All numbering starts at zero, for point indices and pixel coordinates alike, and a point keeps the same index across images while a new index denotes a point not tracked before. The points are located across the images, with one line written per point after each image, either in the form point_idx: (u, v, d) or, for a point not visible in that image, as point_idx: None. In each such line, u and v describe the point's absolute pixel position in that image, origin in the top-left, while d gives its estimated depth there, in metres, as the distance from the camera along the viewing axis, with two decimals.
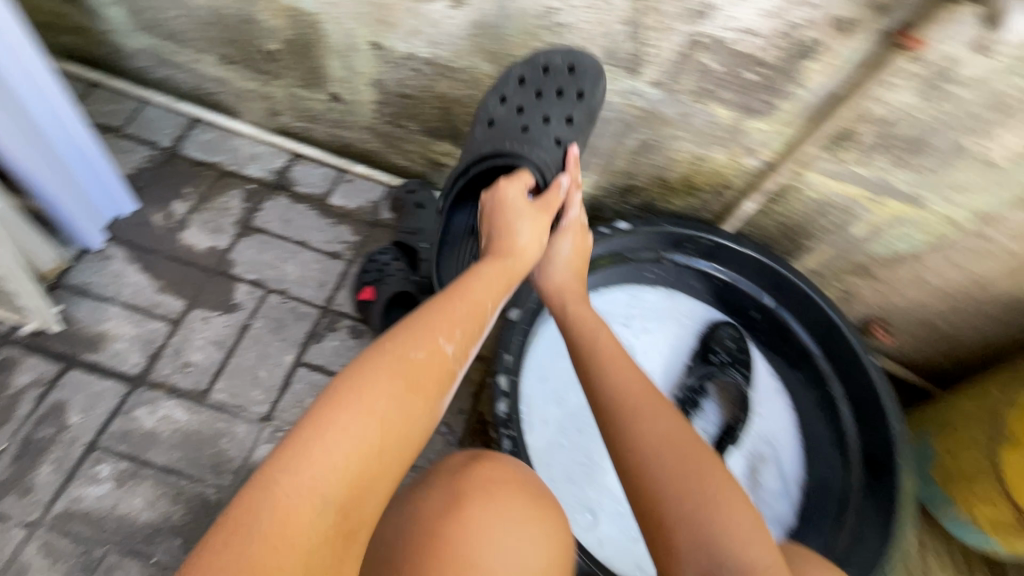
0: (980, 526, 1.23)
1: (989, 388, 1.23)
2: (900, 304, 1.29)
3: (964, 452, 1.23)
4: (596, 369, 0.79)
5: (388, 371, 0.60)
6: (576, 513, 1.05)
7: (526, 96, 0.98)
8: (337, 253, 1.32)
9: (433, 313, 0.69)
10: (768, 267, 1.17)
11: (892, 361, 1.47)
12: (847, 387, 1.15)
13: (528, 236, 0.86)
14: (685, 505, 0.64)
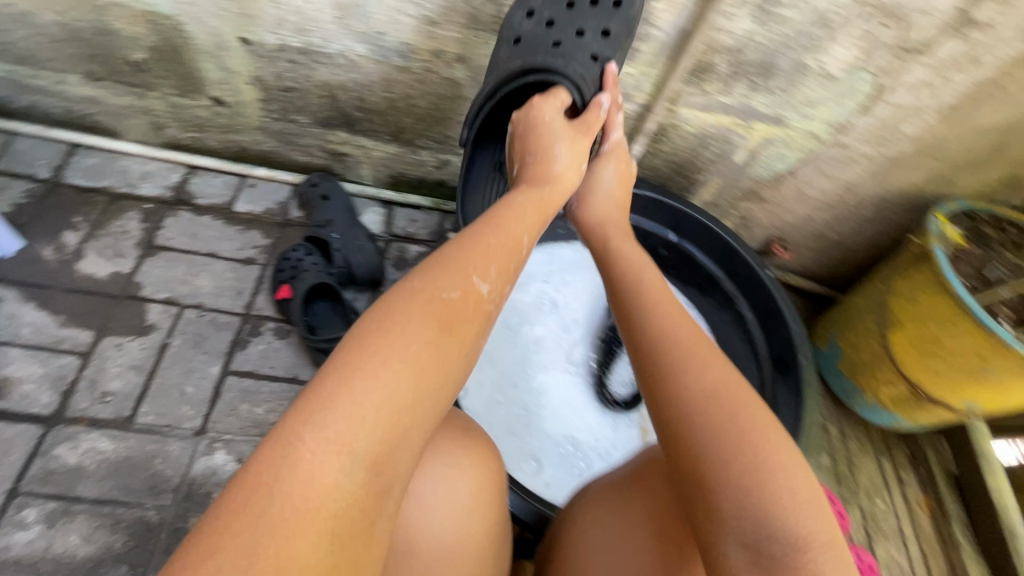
0: (885, 406, 1.37)
1: (873, 281, 1.35)
2: (792, 221, 1.41)
3: (862, 342, 1.36)
4: (637, 304, 0.72)
5: (422, 318, 0.58)
6: (522, 463, 1.09)
7: (557, 10, 0.95)
8: (251, 258, 1.30)
9: (454, 256, 0.66)
10: (665, 204, 1.25)
11: (799, 275, 1.60)
12: (750, 301, 1.25)
13: (565, 161, 0.87)
14: (736, 472, 0.57)
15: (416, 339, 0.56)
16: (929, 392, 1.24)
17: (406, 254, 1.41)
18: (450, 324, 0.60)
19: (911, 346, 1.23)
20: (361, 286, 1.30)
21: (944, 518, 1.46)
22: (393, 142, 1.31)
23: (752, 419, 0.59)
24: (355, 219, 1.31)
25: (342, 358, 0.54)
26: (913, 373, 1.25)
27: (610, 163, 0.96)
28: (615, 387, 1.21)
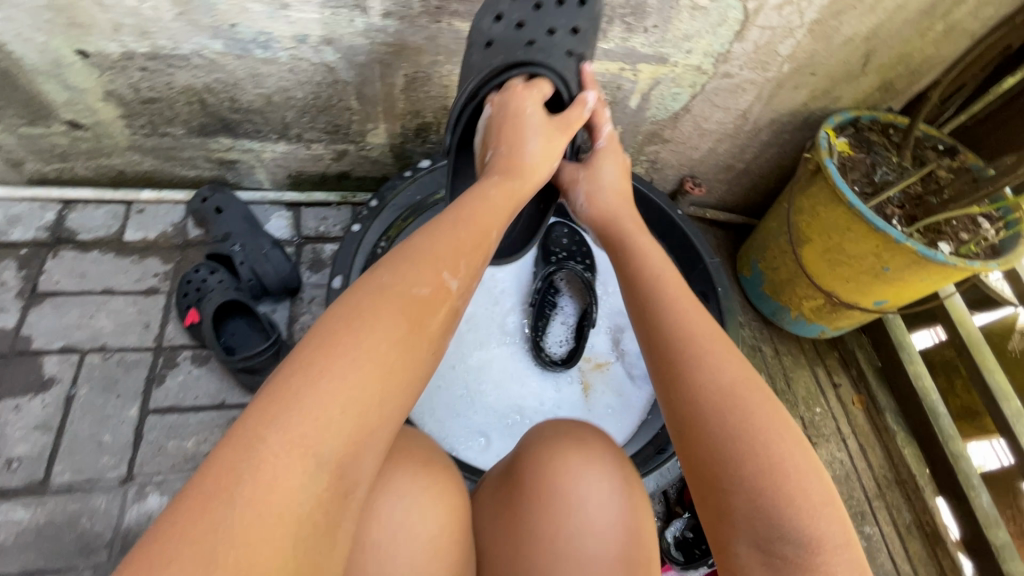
0: (809, 318, 1.44)
1: (782, 202, 1.40)
2: (697, 156, 1.46)
3: (782, 262, 1.41)
4: (656, 303, 0.73)
5: (386, 322, 0.58)
6: (469, 442, 1.10)
7: (524, 8, 0.93)
8: (152, 288, 1.22)
9: (426, 256, 0.65)
10: None
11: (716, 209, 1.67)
12: (668, 242, 1.27)
13: (538, 154, 0.87)
14: (755, 473, 0.59)
15: (385, 345, 0.56)
16: (843, 298, 1.32)
17: (322, 254, 1.35)
18: (415, 327, 0.59)
19: (821, 258, 1.29)
20: (279, 296, 1.25)
21: (877, 411, 1.58)
22: (281, 140, 1.24)
23: (762, 418, 0.62)
24: (258, 227, 1.24)
25: (308, 361, 0.54)
26: (827, 283, 1.31)
27: (609, 158, 0.99)
28: (551, 348, 1.23)
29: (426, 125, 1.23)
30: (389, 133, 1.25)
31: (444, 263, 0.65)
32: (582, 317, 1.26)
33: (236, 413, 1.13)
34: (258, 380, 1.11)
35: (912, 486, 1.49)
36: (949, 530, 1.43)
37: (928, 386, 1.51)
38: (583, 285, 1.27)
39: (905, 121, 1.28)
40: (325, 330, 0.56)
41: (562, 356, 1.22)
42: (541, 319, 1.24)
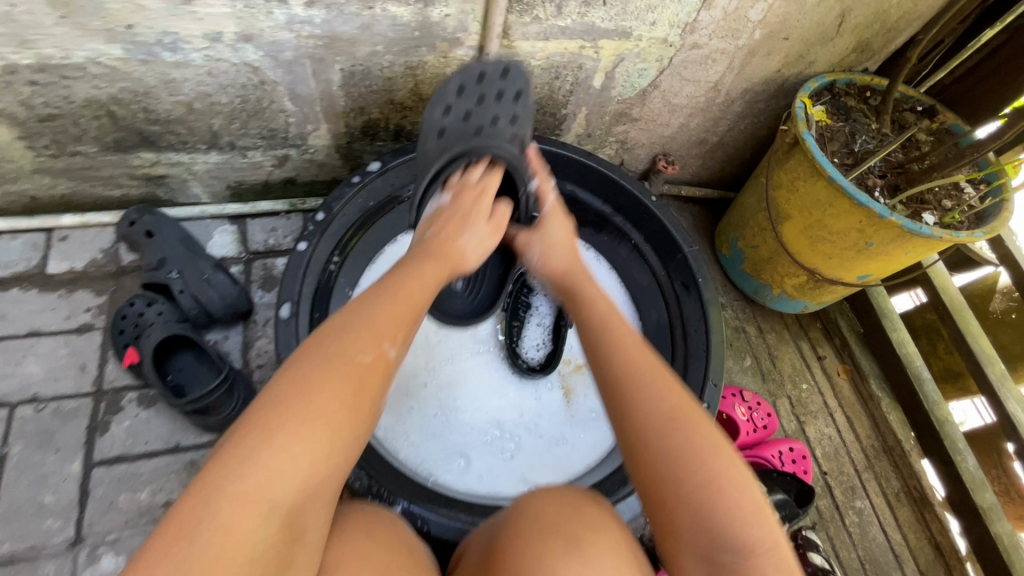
0: (791, 294, 1.40)
1: (759, 178, 1.34)
2: (669, 133, 1.38)
3: (762, 240, 1.36)
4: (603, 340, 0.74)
5: (334, 377, 0.59)
6: (447, 466, 1.02)
7: (467, 98, 0.92)
8: (85, 325, 1.11)
9: (380, 312, 0.66)
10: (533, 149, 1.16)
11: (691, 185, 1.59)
12: (642, 230, 1.20)
13: (475, 240, 0.87)
14: (690, 490, 0.62)
15: (334, 401, 0.58)
16: (827, 274, 1.27)
17: (274, 270, 1.24)
18: (365, 384, 0.61)
19: (802, 236, 1.24)
20: (228, 322, 1.14)
21: (862, 379, 1.56)
22: (213, 150, 1.11)
23: (697, 437, 0.64)
24: (197, 248, 1.13)
25: (265, 418, 0.56)
26: (809, 260, 1.27)
27: (557, 223, 0.95)
28: (528, 353, 1.16)
29: (373, 123, 1.12)
30: (333, 134, 1.13)
31: (392, 325, 0.66)
32: (558, 317, 1.19)
33: (193, 455, 1.04)
34: (212, 421, 1.02)
35: (899, 453, 1.48)
36: (937, 493, 1.44)
37: (910, 351, 1.52)
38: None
39: (884, 83, 1.20)
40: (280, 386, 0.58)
41: (540, 361, 1.15)
42: (515, 322, 1.17)
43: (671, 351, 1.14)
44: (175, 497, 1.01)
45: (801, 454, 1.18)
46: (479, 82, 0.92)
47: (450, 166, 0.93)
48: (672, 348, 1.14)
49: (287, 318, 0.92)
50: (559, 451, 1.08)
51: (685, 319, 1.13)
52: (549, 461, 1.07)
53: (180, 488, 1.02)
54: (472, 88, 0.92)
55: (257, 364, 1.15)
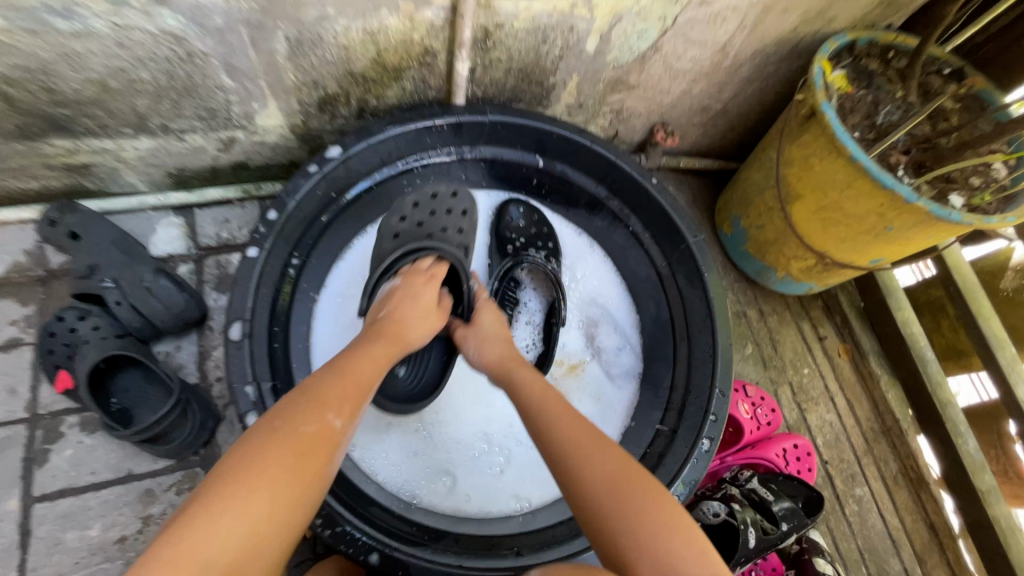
0: (797, 277, 1.30)
1: (767, 151, 1.21)
2: (669, 101, 1.23)
3: (767, 220, 1.25)
4: (533, 405, 0.76)
5: (277, 452, 0.58)
6: (430, 487, 0.93)
7: (422, 207, 0.95)
8: (11, 341, 0.97)
9: (328, 383, 0.65)
10: (518, 125, 1.02)
11: (691, 155, 1.46)
12: (641, 216, 1.08)
13: (419, 325, 0.81)
14: (643, 546, 0.62)
15: (278, 478, 0.56)
16: (837, 258, 1.17)
17: (230, 268, 1.11)
18: (310, 457, 0.59)
19: (815, 218, 1.13)
20: (179, 332, 1.01)
21: (863, 358, 1.50)
22: (142, 133, 0.95)
23: (643, 492, 0.66)
24: (134, 250, 0.97)
25: (209, 500, 0.54)
26: (820, 244, 1.16)
27: (493, 321, 0.91)
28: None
29: (331, 99, 0.95)
30: (285, 113, 0.97)
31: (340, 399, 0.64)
32: (550, 315, 1.09)
33: (148, 484, 0.94)
34: (166, 450, 0.91)
35: (897, 434, 1.44)
36: (933, 472, 1.42)
37: (915, 331, 1.45)
38: (547, 276, 1.09)
39: (915, 42, 1.06)
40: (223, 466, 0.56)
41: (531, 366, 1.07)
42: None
43: (672, 350, 1.04)
44: (130, 531, 0.91)
45: (807, 449, 1.12)
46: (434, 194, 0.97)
47: (399, 260, 0.89)
48: (673, 348, 1.04)
49: (237, 341, 0.79)
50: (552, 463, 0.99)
51: (688, 317, 1.02)
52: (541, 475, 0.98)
53: (136, 521, 0.92)
54: (429, 195, 0.96)
55: (216, 377, 1.03)
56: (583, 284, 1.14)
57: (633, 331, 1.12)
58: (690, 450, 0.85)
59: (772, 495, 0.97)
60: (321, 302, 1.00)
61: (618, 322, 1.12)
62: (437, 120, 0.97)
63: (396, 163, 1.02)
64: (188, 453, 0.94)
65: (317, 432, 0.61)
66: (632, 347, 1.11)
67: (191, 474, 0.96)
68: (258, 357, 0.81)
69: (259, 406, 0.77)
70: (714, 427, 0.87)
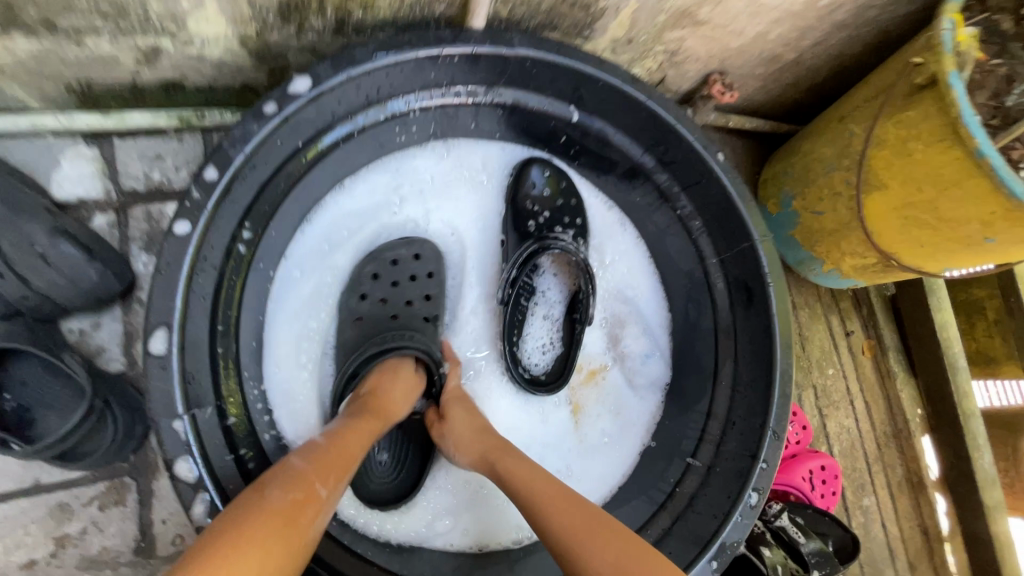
0: (845, 274, 1.12)
1: (847, 122, 0.98)
2: (736, 45, 0.97)
3: (825, 207, 1.04)
4: (530, 501, 0.61)
5: (265, 520, 0.49)
6: (423, 524, 0.81)
7: (381, 283, 0.84)
8: None
9: (317, 450, 0.58)
10: (555, 65, 0.76)
11: (739, 113, 1.21)
12: (693, 198, 0.86)
13: (400, 396, 0.73)
14: None
15: (265, 548, 0.47)
16: (904, 262, 0.99)
17: (162, 222, 0.86)
18: (299, 524, 0.50)
19: (893, 215, 0.93)
20: (94, 307, 0.79)
21: (885, 354, 1.37)
22: (15, 29, 0.64)
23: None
24: (18, 199, 0.70)
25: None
26: (889, 244, 0.97)
27: (463, 424, 0.74)
28: (531, 360, 0.91)
29: (297, 5, 0.67)
30: (231, 18, 0.68)
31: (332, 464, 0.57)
32: (571, 309, 0.91)
33: (61, 497, 0.76)
34: (82, 464, 0.71)
35: (905, 437, 1.36)
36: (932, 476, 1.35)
37: (950, 335, 1.32)
38: (574, 262, 0.89)
39: None
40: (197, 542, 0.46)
41: (547, 371, 0.90)
42: (517, 322, 0.89)
43: (710, 366, 0.86)
44: (41, 554, 0.75)
45: (837, 474, 0.99)
46: (395, 261, 0.84)
47: (357, 365, 0.76)
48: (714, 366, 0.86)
49: (159, 357, 0.57)
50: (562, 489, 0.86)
51: (738, 331, 0.84)
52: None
53: (47, 542, 0.75)
54: (392, 266, 0.84)
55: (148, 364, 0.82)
56: (610, 274, 0.94)
57: (664, 331, 0.94)
58: (734, 507, 0.71)
59: (803, 537, 0.86)
60: (281, 272, 0.78)
61: (647, 321, 0.94)
62: (448, 48, 0.70)
63: (386, 101, 0.76)
64: (114, 462, 0.75)
65: (309, 496, 0.53)
66: (662, 353, 0.93)
67: (117, 485, 0.78)
68: (191, 375, 0.60)
69: (194, 448, 0.57)
70: (764, 476, 0.73)
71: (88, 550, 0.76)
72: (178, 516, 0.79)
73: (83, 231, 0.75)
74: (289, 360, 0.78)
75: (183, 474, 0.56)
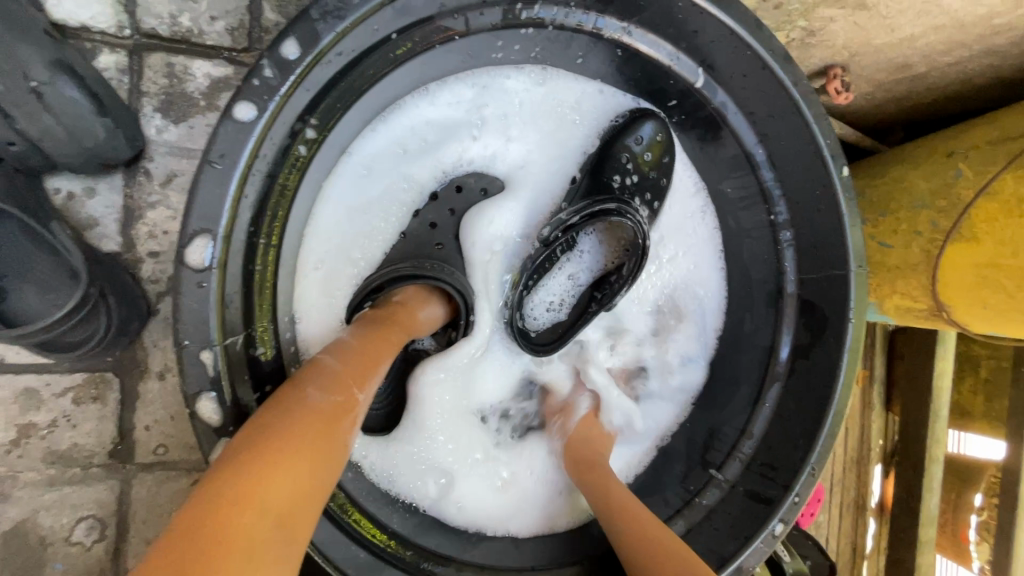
0: (882, 311, 0.96)
1: (958, 149, 0.83)
2: (881, 44, 0.85)
3: (901, 235, 0.87)
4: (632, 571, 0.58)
5: (294, 428, 0.44)
6: (422, 487, 0.75)
7: (438, 206, 0.72)
8: None
9: (345, 352, 0.52)
10: (707, 16, 0.63)
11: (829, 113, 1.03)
12: (795, 207, 0.75)
13: (429, 312, 0.64)
14: None
15: (295, 436, 0.43)
16: (958, 322, 0.85)
17: (185, 82, 0.69)
18: (330, 431, 0.46)
19: (972, 271, 0.78)
20: (92, 171, 0.65)
21: (872, 387, 1.30)
22: None
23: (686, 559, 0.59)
24: (11, 9, 0.54)
25: (220, 497, 0.39)
26: (950, 298, 0.83)
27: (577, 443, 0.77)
28: (532, 310, 0.81)
29: None
30: None
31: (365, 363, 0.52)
32: (597, 287, 0.81)
33: (29, 381, 0.67)
34: (66, 356, 0.62)
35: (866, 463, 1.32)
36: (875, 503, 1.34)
37: (943, 386, 1.19)
38: (628, 242, 0.78)
39: None
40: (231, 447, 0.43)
41: (543, 331, 0.81)
42: (545, 268, 0.77)
43: (755, 386, 0.81)
44: (2, 439, 0.67)
45: (819, 497, 1.01)
46: (459, 190, 0.74)
47: (390, 283, 0.65)
48: (756, 388, 0.81)
49: (197, 270, 0.48)
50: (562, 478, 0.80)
51: (797, 358, 0.78)
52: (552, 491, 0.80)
53: (10, 429, 0.67)
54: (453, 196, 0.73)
55: (148, 252, 0.70)
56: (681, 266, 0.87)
57: (713, 338, 0.88)
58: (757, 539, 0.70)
59: (787, 555, 0.89)
60: (340, 170, 0.66)
61: (703, 324, 0.87)
62: None
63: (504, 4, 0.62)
64: (98, 357, 0.66)
65: (339, 402, 0.48)
66: (707, 358, 0.88)
67: (98, 380, 0.68)
68: (220, 298, 0.50)
69: (221, 385, 0.51)
70: (791, 509, 0.71)
71: (57, 444, 0.68)
72: (164, 426, 0.70)
73: (90, 71, 0.60)
74: (326, 279, 0.67)
75: (205, 415, 0.50)
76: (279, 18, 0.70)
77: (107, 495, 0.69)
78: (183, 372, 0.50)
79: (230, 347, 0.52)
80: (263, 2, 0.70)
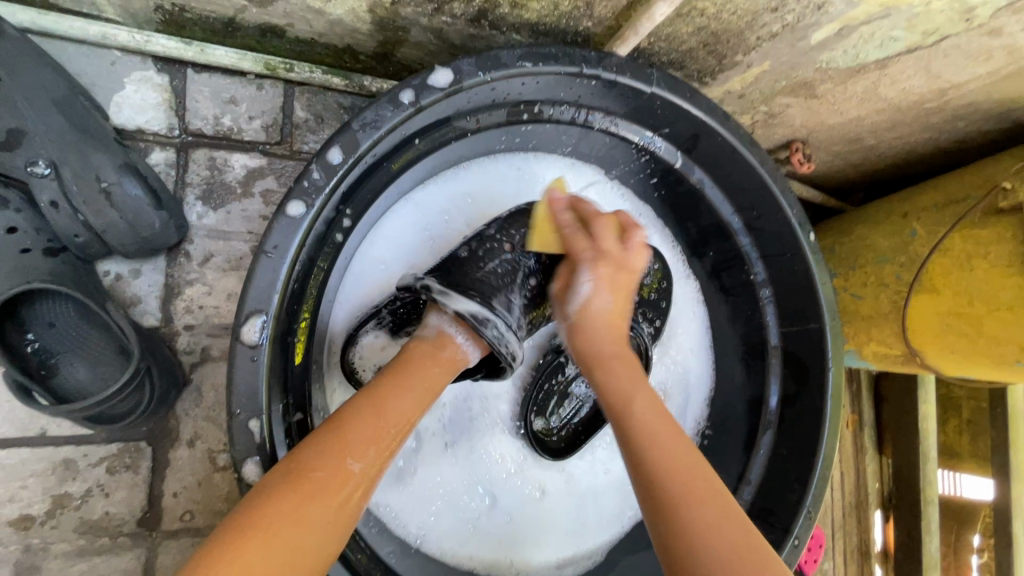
0: (862, 357, 1.03)
1: (910, 211, 0.93)
2: (835, 125, 0.96)
3: (871, 286, 0.95)
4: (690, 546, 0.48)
5: (276, 504, 0.45)
6: (471, 501, 0.79)
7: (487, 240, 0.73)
8: None
9: (359, 415, 0.51)
10: (681, 112, 0.74)
11: (796, 179, 1.15)
12: (771, 268, 0.83)
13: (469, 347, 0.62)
14: (683, 503, 0.50)
15: (277, 514, 0.45)
16: (930, 366, 0.92)
17: (225, 172, 0.78)
18: (317, 507, 0.46)
19: (935, 318, 0.87)
20: (141, 255, 0.72)
21: (863, 430, 1.32)
22: None
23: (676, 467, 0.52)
24: (88, 123, 0.64)
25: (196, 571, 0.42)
26: (920, 342, 0.90)
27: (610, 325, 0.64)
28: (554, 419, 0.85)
29: None
30: None
31: (366, 434, 0.50)
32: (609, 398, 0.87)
33: (68, 451, 0.70)
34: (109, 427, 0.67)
35: (866, 509, 1.30)
36: (878, 549, 1.32)
37: (930, 427, 1.24)
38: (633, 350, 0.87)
39: None
40: (233, 508, 0.46)
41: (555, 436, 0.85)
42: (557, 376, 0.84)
43: (750, 434, 0.87)
44: (38, 511, 0.70)
45: (819, 543, 1.04)
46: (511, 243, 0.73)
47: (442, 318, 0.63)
48: (750, 434, 0.87)
49: (251, 347, 0.55)
50: (568, 531, 0.83)
51: (785, 406, 0.84)
52: (581, 536, 0.84)
53: (45, 501, 0.70)
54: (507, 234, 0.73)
55: (184, 325, 0.75)
56: (683, 347, 0.93)
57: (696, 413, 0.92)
58: None
59: None
60: (365, 248, 0.73)
61: (685, 409, 0.92)
62: (592, 69, 0.68)
63: (508, 106, 0.73)
64: (136, 428, 0.70)
65: (333, 474, 0.48)
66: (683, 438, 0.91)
67: (132, 449, 0.72)
68: (260, 369, 0.56)
69: (265, 450, 0.57)
70: (792, 552, 0.76)
71: (90, 514, 0.71)
72: (192, 492, 0.73)
73: (149, 171, 0.69)
74: None
75: (250, 478, 0.56)
76: (308, 116, 0.81)
77: (134, 563, 0.72)
78: (232, 437, 0.56)
79: (274, 410, 0.58)
80: (295, 102, 0.80)
